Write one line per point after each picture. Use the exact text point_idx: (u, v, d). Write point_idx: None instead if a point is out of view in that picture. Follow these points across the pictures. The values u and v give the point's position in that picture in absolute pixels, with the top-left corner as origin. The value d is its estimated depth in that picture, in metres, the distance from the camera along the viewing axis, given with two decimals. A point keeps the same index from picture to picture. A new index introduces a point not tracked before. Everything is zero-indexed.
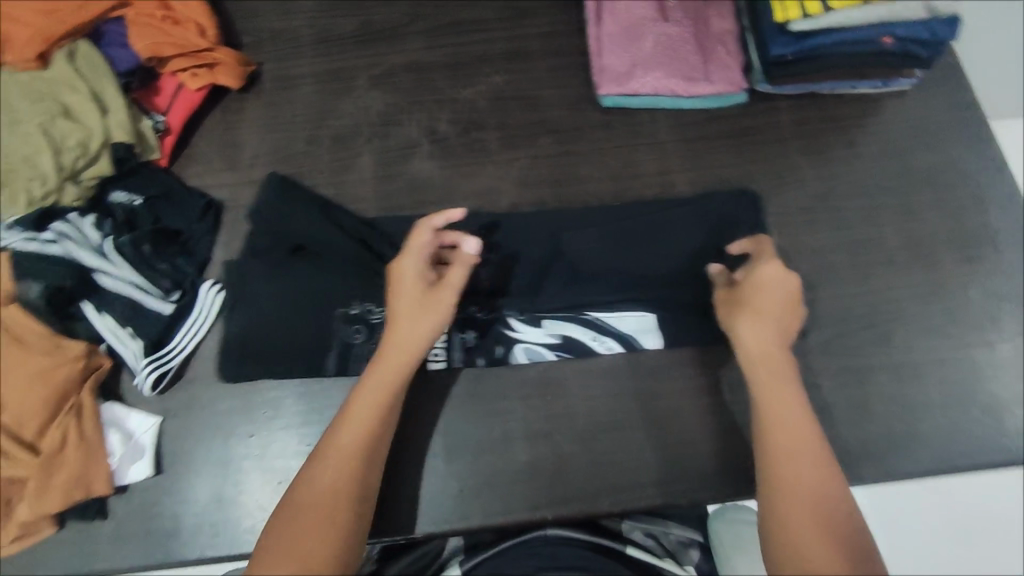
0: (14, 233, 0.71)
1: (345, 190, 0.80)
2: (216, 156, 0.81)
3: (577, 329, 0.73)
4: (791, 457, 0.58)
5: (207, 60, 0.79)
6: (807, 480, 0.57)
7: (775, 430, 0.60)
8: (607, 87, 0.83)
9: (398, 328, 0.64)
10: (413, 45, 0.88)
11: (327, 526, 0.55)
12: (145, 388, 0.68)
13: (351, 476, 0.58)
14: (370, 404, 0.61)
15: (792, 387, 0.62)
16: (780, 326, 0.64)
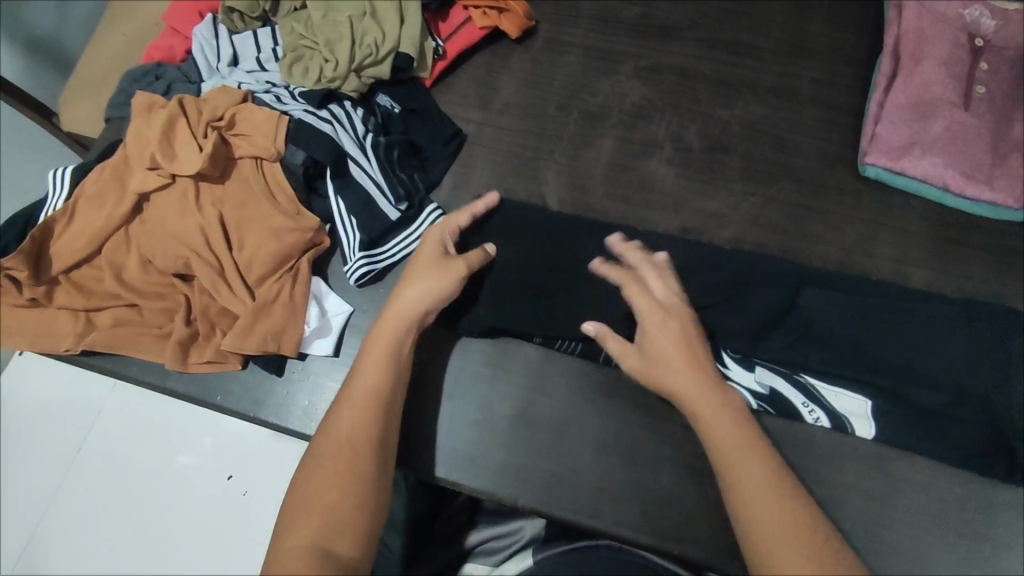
0: (297, 102, 0.76)
1: (577, 165, 0.80)
2: (472, 93, 0.85)
3: (787, 387, 0.69)
4: (766, 513, 0.54)
5: (501, 5, 0.84)
6: (773, 528, 0.53)
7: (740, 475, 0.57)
8: (874, 156, 0.78)
9: (416, 271, 0.67)
10: (685, 48, 0.87)
11: (352, 418, 0.58)
12: (351, 276, 0.72)
13: (385, 386, 0.61)
14: (393, 330, 0.64)
15: (728, 439, 0.59)
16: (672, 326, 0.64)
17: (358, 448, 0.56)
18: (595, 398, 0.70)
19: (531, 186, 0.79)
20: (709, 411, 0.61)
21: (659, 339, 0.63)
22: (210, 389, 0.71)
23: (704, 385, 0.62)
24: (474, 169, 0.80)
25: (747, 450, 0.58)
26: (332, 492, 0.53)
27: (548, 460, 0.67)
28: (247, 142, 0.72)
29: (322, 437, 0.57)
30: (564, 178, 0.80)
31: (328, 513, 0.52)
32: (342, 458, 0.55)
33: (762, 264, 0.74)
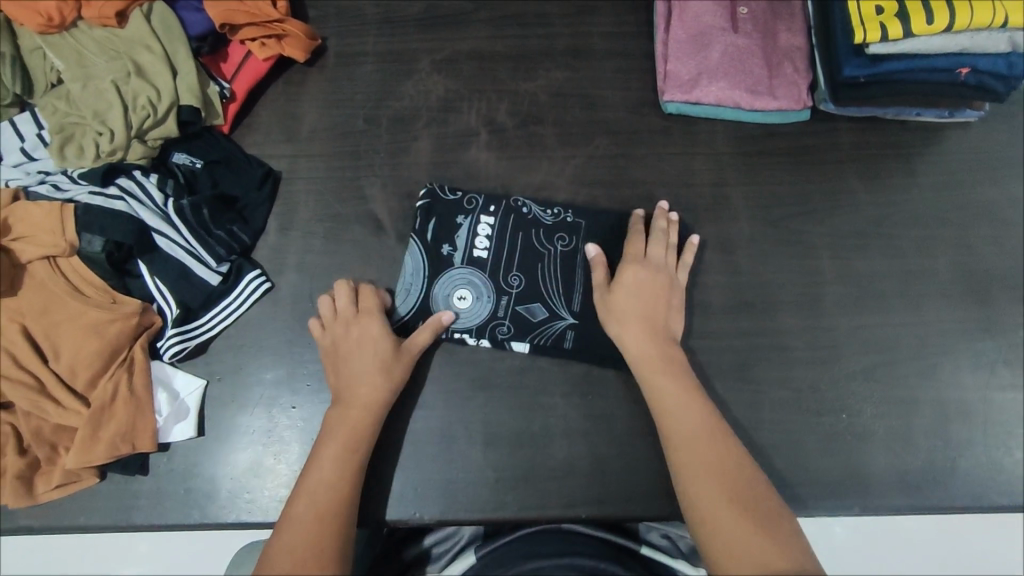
0: (79, 186, 0.72)
1: (399, 173, 0.79)
2: (276, 127, 0.82)
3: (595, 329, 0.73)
4: (687, 441, 0.61)
5: (276, 32, 0.80)
6: (699, 448, 0.61)
7: (661, 403, 0.64)
8: (671, 93, 0.81)
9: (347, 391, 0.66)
10: (475, 32, 0.87)
11: (335, 471, 0.61)
12: (164, 355, 0.69)
13: (347, 472, 0.62)
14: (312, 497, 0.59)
15: (646, 352, 0.67)
16: (654, 291, 0.70)
17: (339, 494, 0.60)
18: (473, 394, 0.71)
19: (357, 206, 0.78)
20: (631, 320, 0.68)
21: (636, 286, 0.70)
22: (73, 510, 0.66)
23: (648, 333, 0.68)
24: (297, 204, 0.78)
25: (678, 387, 0.65)
26: (313, 539, 0.56)
27: (444, 463, 0.69)
28: (31, 248, 0.67)
29: (300, 505, 0.59)
30: (391, 189, 0.78)
31: (303, 555, 0.55)
32: (322, 513, 0.58)
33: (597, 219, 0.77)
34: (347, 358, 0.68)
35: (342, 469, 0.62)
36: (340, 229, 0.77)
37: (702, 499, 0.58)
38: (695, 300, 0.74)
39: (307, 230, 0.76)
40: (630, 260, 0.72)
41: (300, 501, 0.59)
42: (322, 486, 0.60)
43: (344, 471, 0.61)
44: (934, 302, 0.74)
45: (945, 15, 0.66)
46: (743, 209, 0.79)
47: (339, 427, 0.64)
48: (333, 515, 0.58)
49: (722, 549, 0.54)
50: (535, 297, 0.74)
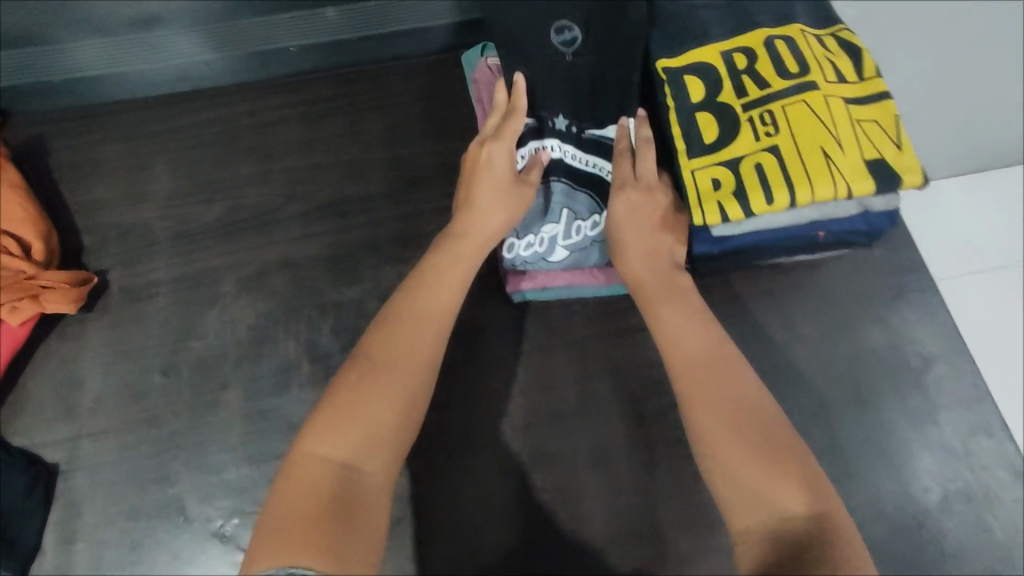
0: None
1: (204, 439, 0.66)
2: (49, 401, 0.67)
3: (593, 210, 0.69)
4: (744, 416, 0.49)
5: (30, 290, 0.67)
6: (724, 399, 0.50)
7: (691, 373, 0.53)
8: (558, 102, 0.69)
9: (484, 194, 0.63)
10: (286, 233, 0.75)
11: (430, 308, 0.57)
12: None
13: (434, 343, 0.55)
14: (406, 361, 0.53)
15: (675, 331, 0.56)
16: (649, 259, 0.61)
17: (412, 373, 0.53)
18: None
19: (156, 491, 0.64)
20: (665, 300, 0.58)
21: (632, 215, 0.62)
22: None
23: (653, 261, 0.60)
24: (82, 504, 0.63)
25: (692, 320, 0.56)
26: (382, 429, 0.50)
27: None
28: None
29: (362, 365, 0.52)
30: (197, 461, 0.65)
31: (345, 429, 0.49)
32: (382, 398, 0.50)
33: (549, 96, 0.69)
34: (478, 186, 0.63)
35: (423, 354, 0.54)
36: (136, 529, 0.62)
37: (718, 446, 0.49)
38: (575, 536, 0.63)
39: (94, 538, 0.62)
40: (624, 184, 0.63)
41: (404, 309, 0.56)
42: (422, 324, 0.56)
43: (397, 419, 0.50)
44: (841, 483, 0.65)
45: (783, 193, 0.57)
46: (616, 405, 0.68)
47: (422, 309, 0.56)
48: (387, 444, 0.49)
49: (747, 504, 0.47)
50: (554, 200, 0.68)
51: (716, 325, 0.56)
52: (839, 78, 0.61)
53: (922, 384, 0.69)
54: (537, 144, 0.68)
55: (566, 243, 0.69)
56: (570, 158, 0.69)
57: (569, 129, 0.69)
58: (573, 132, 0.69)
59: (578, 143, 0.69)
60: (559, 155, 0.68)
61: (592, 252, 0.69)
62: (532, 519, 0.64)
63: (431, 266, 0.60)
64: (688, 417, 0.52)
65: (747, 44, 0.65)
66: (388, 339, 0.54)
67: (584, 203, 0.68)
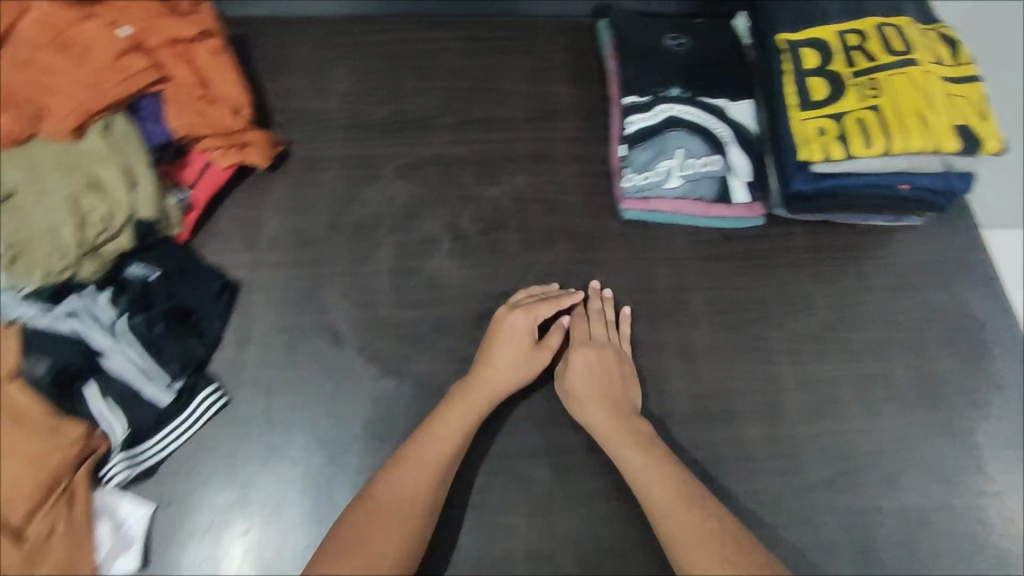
0: (30, 304, 0.71)
1: (361, 281, 0.78)
2: (237, 234, 0.81)
3: (702, 154, 0.84)
4: (703, 536, 0.60)
5: (239, 142, 0.82)
6: (693, 527, 0.61)
7: (676, 536, 0.61)
8: (673, 77, 0.88)
9: (509, 332, 0.73)
10: (439, 137, 0.89)
11: (441, 456, 0.65)
12: (108, 481, 0.66)
13: (437, 492, 0.64)
14: (410, 497, 0.63)
15: (654, 468, 0.65)
16: (636, 438, 0.68)
17: (424, 506, 0.63)
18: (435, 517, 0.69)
19: (317, 315, 0.76)
20: (648, 476, 0.65)
21: (586, 370, 0.72)
22: None
23: (605, 408, 0.70)
24: (256, 317, 0.76)
25: (655, 464, 0.65)
26: (402, 505, 0.62)
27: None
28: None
29: (374, 508, 0.61)
30: (352, 297, 0.77)
31: (362, 555, 0.57)
32: (389, 523, 0.60)
33: (666, 71, 0.89)
34: (509, 345, 0.73)
35: (425, 497, 0.63)
36: (298, 341, 0.75)
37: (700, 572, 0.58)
38: (659, 410, 0.74)
39: (265, 342, 0.75)
40: (575, 342, 0.75)
41: (412, 456, 0.65)
42: (435, 460, 0.65)
43: (408, 537, 0.60)
44: (893, 408, 0.75)
45: (881, 141, 0.69)
46: (703, 314, 0.80)
47: (420, 465, 0.65)
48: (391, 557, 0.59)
49: None
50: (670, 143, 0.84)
51: (685, 473, 0.66)
52: (937, 61, 0.73)
53: (973, 340, 0.79)
54: (654, 108, 0.86)
55: (680, 175, 0.83)
56: (682, 114, 0.85)
57: (681, 95, 0.87)
58: (685, 96, 0.87)
59: (690, 103, 0.86)
60: (673, 111, 0.85)
61: (702, 185, 0.83)
62: None
63: (437, 414, 0.68)
64: (662, 527, 0.62)
65: (860, 27, 0.77)
66: (404, 465, 0.64)
67: (695, 146, 0.84)
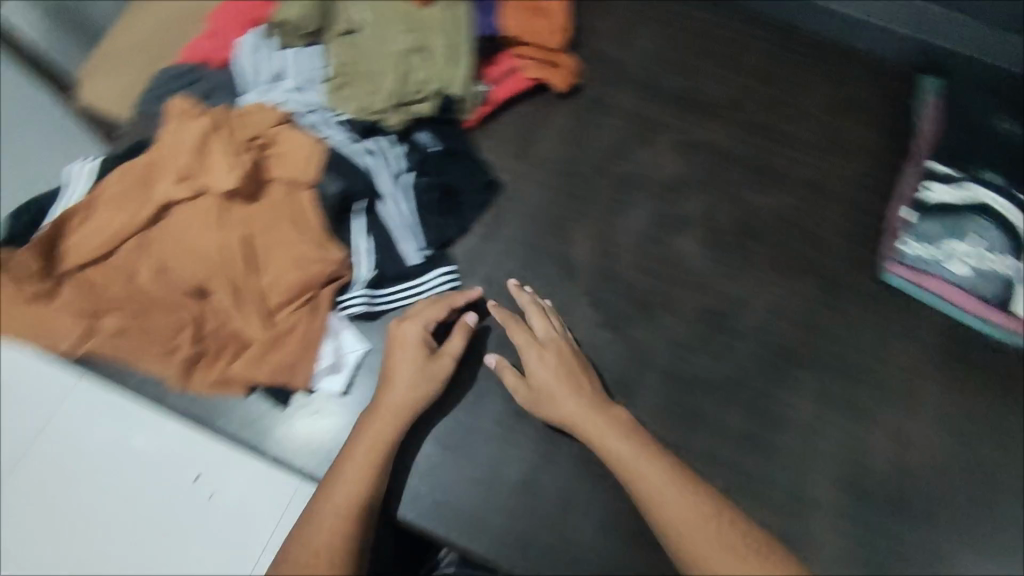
0: (338, 129, 0.76)
1: (607, 233, 0.80)
2: (511, 142, 0.84)
3: (999, 253, 0.76)
4: (717, 553, 0.57)
5: (550, 61, 0.86)
6: (702, 542, 0.57)
7: (676, 534, 0.58)
8: (991, 163, 0.82)
9: (408, 340, 0.68)
10: (724, 128, 0.87)
11: (371, 452, 0.63)
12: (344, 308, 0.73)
13: (374, 487, 0.62)
14: (350, 489, 0.60)
15: (650, 477, 0.61)
16: (629, 448, 0.63)
17: (365, 509, 0.60)
18: (598, 474, 0.69)
19: (559, 246, 0.79)
20: (656, 485, 0.61)
21: (545, 368, 0.69)
22: (216, 412, 0.73)
23: (595, 416, 0.66)
24: (505, 223, 0.80)
25: (662, 470, 0.62)
26: (347, 505, 0.59)
27: (536, 532, 0.67)
28: (220, 173, 0.69)
29: (321, 511, 0.59)
30: (595, 243, 0.79)
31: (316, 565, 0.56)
32: (338, 526, 0.58)
33: (984, 151, 0.83)
34: (429, 365, 0.68)
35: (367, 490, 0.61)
36: (535, 260, 0.78)
37: None
38: (850, 480, 0.71)
39: (506, 248, 0.78)
40: (529, 344, 0.70)
41: (348, 460, 0.62)
42: (365, 464, 0.62)
43: (350, 532, 0.58)
44: None
45: None
46: (933, 410, 0.74)
47: (352, 460, 0.62)
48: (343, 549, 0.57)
49: None
50: (966, 225, 0.78)
51: (710, 490, 0.62)
52: None
53: None
54: (960, 184, 0.80)
55: (966, 263, 0.77)
56: (994, 205, 0.78)
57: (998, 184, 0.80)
58: (1004, 187, 0.79)
59: (1007, 196, 0.79)
60: (982, 196, 0.79)
61: (986, 283, 0.76)
62: (821, 446, 0.72)
63: (379, 400, 0.66)
64: (669, 536, 0.59)
65: None
66: (341, 469, 0.62)
67: (995, 241, 0.77)
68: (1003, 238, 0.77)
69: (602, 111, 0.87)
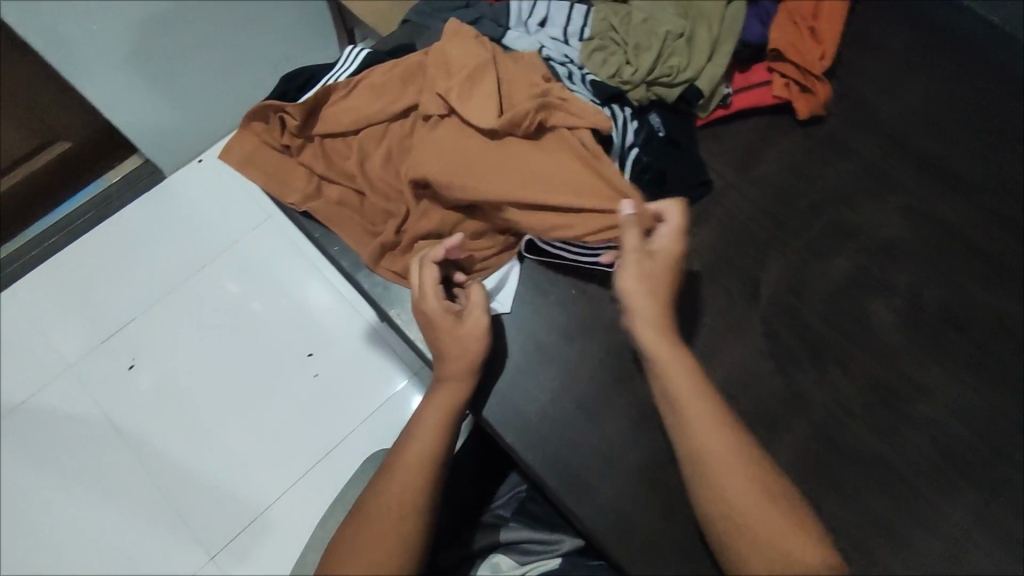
0: (583, 87, 0.80)
1: (802, 270, 0.78)
2: (736, 151, 0.83)
3: None
4: (758, 514, 0.57)
5: (807, 83, 0.82)
6: (744, 494, 0.58)
7: (717, 475, 0.59)
8: None
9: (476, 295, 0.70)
10: (964, 209, 0.81)
11: (442, 412, 0.66)
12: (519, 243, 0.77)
13: (444, 442, 0.65)
14: (422, 443, 0.65)
15: (687, 411, 0.61)
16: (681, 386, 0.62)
17: (432, 465, 0.64)
18: None
19: (750, 266, 0.78)
20: (702, 429, 0.60)
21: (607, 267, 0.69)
22: (388, 298, 0.77)
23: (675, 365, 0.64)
24: (704, 225, 0.79)
25: (705, 410, 0.61)
26: (415, 457, 0.64)
27: (636, 524, 0.66)
28: (480, 100, 0.74)
29: (393, 467, 0.64)
30: (786, 276, 0.77)
31: (388, 514, 0.61)
32: (406, 482, 0.63)
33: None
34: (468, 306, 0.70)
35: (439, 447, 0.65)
36: (720, 270, 0.77)
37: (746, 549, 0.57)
38: None
39: (697, 250, 0.78)
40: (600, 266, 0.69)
41: (420, 423, 0.66)
42: (433, 423, 0.66)
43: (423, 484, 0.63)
44: None
45: None
46: None
47: (429, 416, 0.66)
48: (412, 496, 0.62)
49: None
50: None
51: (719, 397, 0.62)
52: None
53: None
54: None
55: None
56: None
57: None
58: None
59: None
60: None
61: None
62: (962, 565, 0.66)
63: (453, 333, 0.68)
64: (711, 487, 0.59)
65: None
66: (412, 432, 0.66)
67: None
68: None
69: (839, 151, 0.83)
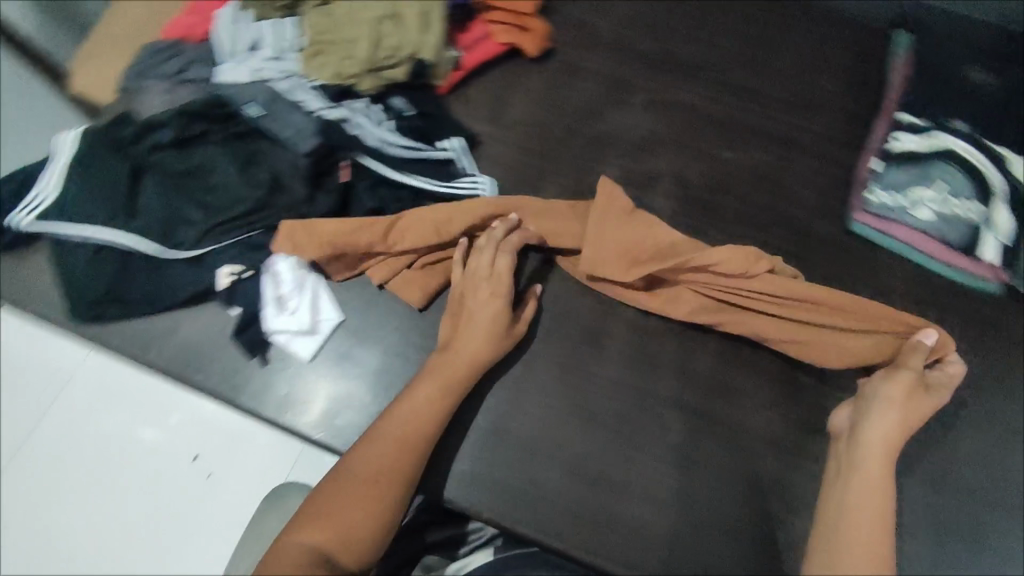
0: (311, 93, 0.79)
1: (578, 190, 0.82)
2: (484, 105, 0.86)
3: (962, 197, 0.80)
4: (876, 459, 0.61)
5: (523, 25, 0.87)
6: (874, 475, 0.60)
7: (856, 473, 0.61)
8: (959, 111, 0.85)
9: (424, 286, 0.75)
10: (696, 89, 0.89)
11: (432, 392, 0.66)
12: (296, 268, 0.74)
13: (434, 412, 0.65)
14: (407, 414, 0.64)
15: (892, 423, 0.63)
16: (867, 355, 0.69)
17: (426, 430, 0.64)
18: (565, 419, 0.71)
19: None
20: (895, 435, 0.62)
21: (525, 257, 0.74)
22: (185, 366, 0.73)
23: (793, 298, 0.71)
24: None
25: (900, 415, 0.64)
26: (397, 429, 0.63)
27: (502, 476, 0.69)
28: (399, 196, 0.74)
29: (370, 441, 0.63)
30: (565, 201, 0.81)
31: (368, 487, 0.59)
32: (397, 448, 0.62)
33: (960, 102, 0.86)
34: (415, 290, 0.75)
35: (430, 412, 0.65)
36: None
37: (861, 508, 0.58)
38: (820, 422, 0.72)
39: None
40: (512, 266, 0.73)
41: (405, 399, 0.65)
42: (426, 387, 0.66)
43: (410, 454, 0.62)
44: None
45: None
46: None
47: (432, 376, 0.67)
48: (396, 465, 0.61)
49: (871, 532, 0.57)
50: (930, 172, 0.81)
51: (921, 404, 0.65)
52: None
53: None
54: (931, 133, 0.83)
55: (931, 210, 0.80)
56: (960, 151, 0.82)
57: (964, 132, 0.83)
58: (970, 136, 0.83)
59: (973, 144, 0.82)
60: (950, 144, 0.82)
61: (951, 229, 0.79)
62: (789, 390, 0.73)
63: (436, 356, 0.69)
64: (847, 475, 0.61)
65: None
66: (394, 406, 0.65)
67: (960, 187, 0.80)
68: (966, 186, 0.80)
69: (575, 75, 0.89)
